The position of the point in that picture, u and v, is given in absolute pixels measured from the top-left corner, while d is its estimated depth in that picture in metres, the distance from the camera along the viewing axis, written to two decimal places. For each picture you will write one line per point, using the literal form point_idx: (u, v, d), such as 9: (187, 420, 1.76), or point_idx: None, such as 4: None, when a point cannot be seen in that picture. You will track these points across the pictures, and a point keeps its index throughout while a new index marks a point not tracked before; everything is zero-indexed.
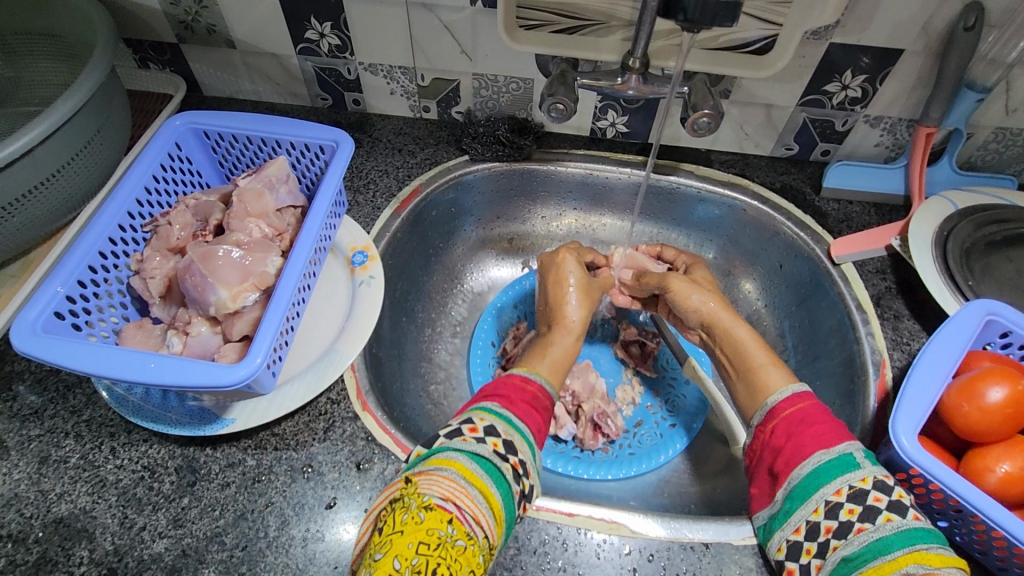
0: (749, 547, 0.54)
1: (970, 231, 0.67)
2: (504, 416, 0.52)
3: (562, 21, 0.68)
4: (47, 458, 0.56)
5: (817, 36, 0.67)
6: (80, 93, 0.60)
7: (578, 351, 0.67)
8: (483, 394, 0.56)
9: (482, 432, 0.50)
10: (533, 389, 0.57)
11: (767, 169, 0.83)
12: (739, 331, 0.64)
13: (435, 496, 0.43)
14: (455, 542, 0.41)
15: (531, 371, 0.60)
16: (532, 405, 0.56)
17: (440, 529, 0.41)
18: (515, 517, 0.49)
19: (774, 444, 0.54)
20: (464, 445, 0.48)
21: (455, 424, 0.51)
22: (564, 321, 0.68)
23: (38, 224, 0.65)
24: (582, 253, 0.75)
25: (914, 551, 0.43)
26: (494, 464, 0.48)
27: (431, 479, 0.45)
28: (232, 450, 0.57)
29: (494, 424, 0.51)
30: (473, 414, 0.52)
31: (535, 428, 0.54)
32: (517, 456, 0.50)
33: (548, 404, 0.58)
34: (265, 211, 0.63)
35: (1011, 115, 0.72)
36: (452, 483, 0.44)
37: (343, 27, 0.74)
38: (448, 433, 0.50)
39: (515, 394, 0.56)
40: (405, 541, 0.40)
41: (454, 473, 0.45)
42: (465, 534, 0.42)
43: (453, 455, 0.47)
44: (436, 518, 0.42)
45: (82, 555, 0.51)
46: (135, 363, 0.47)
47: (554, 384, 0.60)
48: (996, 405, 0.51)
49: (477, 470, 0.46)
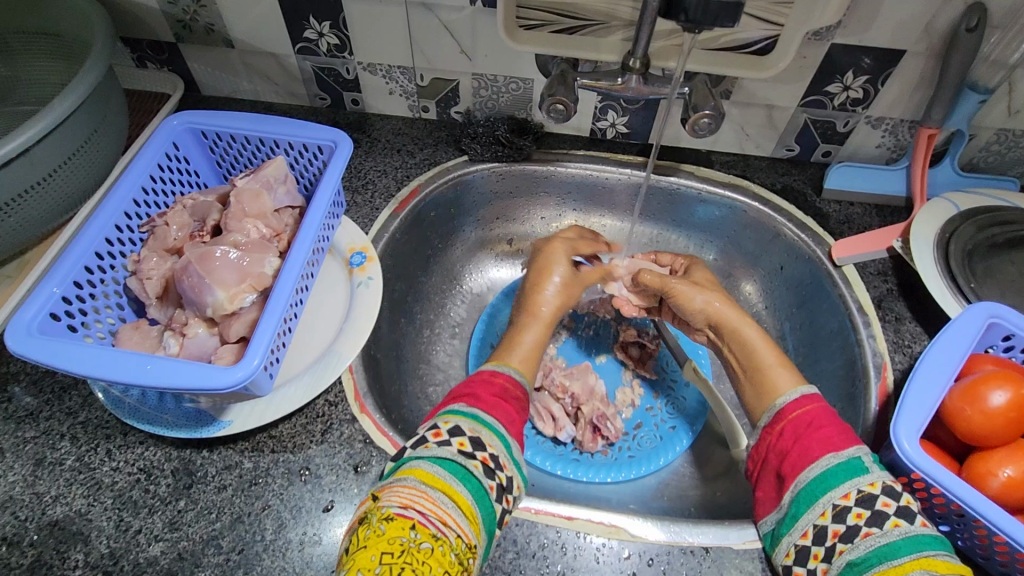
0: (750, 551, 0.54)
1: (973, 233, 0.67)
2: (470, 415, 0.52)
3: (562, 21, 0.67)
4: (43, 460, 0.56)
5: (819, 37, 0.67)
6: (77, 93, 0.60)
7: (548, 338, 0.66)
8: (452, 396, 0.56)
9: (447, 434, 0.50)
10: (500, 381, 0.57)
11: (768, 170, 0.82)
12: (748, 331, 0.63)
13: (394, 506, 0.43)
14: (420, 545, 0.41)
15: (500, 363, 0.60)
16: (501, 397, 0.55)
17: (403, 536, 0.42)
18: (495, 516, 0.48)
19: (780, 447, 0.54)
20: (426, 451, 0.48)
21: (421, 432, 0.51)
22: (536, 309, 0.67)
23: (35, 224, 0.64)
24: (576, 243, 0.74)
25: (921, 557, 0.43)
26: (458, 464, 0.47)
27: (391, 491, 0.45)
28: (229, 453, 0.57)
29: (459, 424, 0.51)
30: (439, 419, 0.52)
31: (507, 419, 0.54)
32: (487, 451, 0.50)
33: (519, 393, 0.58)
34: (264, 212, 0.62)
35: (1013, 116, 0.71)
36: (411, 490, 0.45)
37: (342, 26, 0.74)
38: (413, 443, 0.49)
39: (482, 389, 0.55)
40: (368, 553, 0.41)
41: (414, 480, 0.45)
42: (430, 536, 0.42)
43: (415, 463, 0.47)
44: (398, 527, 0.42)
45: (77, 559, 0.51)
46: (132, 364, 0.46)
47: (524, 375, 0.61)
48: (999, 408, 0.50)
49: (440, 472, 0.46)
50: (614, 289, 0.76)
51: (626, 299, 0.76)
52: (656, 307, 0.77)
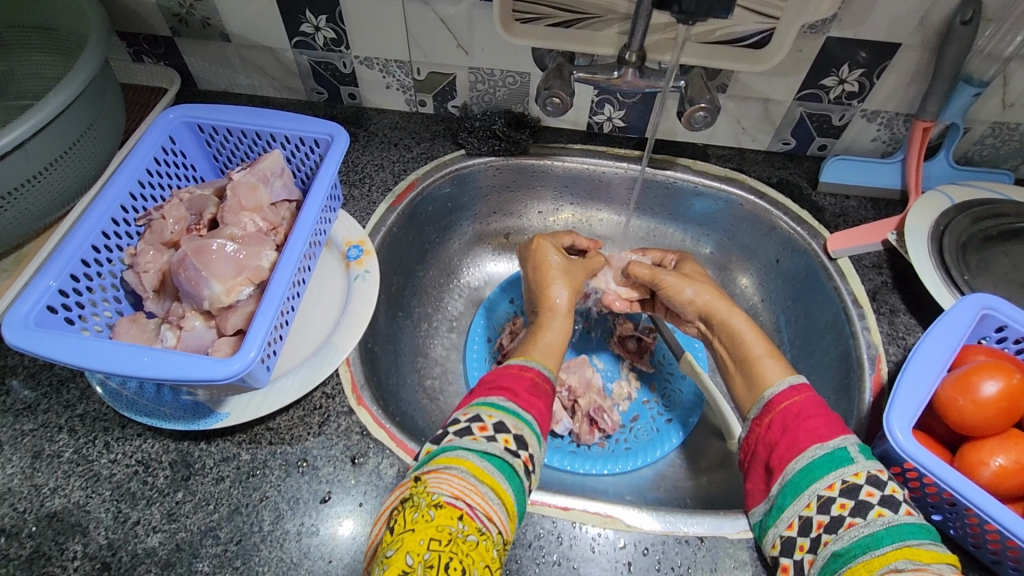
0: (743, 541, 0.54)
1: (967, 225, 0.67)
2: (512, 411, 0.52)
3: (558, 15, 0.67)
4: (40, 453, 0.56)
5: (814, 30, 0.67)
6: (74, 86, 0.60)
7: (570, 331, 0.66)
8: (485, 388, 0.55)
9: (492, 431, 0.50)
10: (531, 376, 0.56)
11: (764, 163, 0.82)
12: (736, 322, 0.63)
13: (445, 494, 0.43)
14: (467, 536, 0.41)
15: (527, 358, 0.59)
16: (534, 393, 0.55)
17: (452, 525, 0.41)
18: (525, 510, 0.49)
19: (769, 439, 0.54)
20: (476, 444, 0.48)
21: (465, 422, 0.51)
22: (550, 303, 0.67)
23: (32, 218, 0.65)
24: (557, 237, 0.75)
25: (904, 546, 0.43)
26: (506, 461, 0.48)
27: (440, 478, 0.45)
28: (226, 445, 0.57)
29: (503, 420, 0.51)
30: (481, 411, 0.52)
31: (541, 417, 0.54)
32: (527, 451, 0.50)
33: (549, 388, 0.58)
34: (260, 205, 0.62)
35: (1008, 109, 0.72)
36: (462, 481, 0.45)
37: (338, 20, 0.74)
38: (457, 431, 0.49)
39: (516, 383, 0.55)
40: (416, 537, 0.40)
41: (464, 471, 0.45)
42: (476, 529, 0.42)
43: (463, 455, 0.47)
44: (447, 515, 0.42)
45: (75, 550, 0.51)
46: (129, 357, 0.47)
47: (551, 368, 0.60)
48: (991, 398, 0.51)
49: (489, 468, 0.47)
50: (603, 283, 0.77)
51: (615, 294, 0.77)
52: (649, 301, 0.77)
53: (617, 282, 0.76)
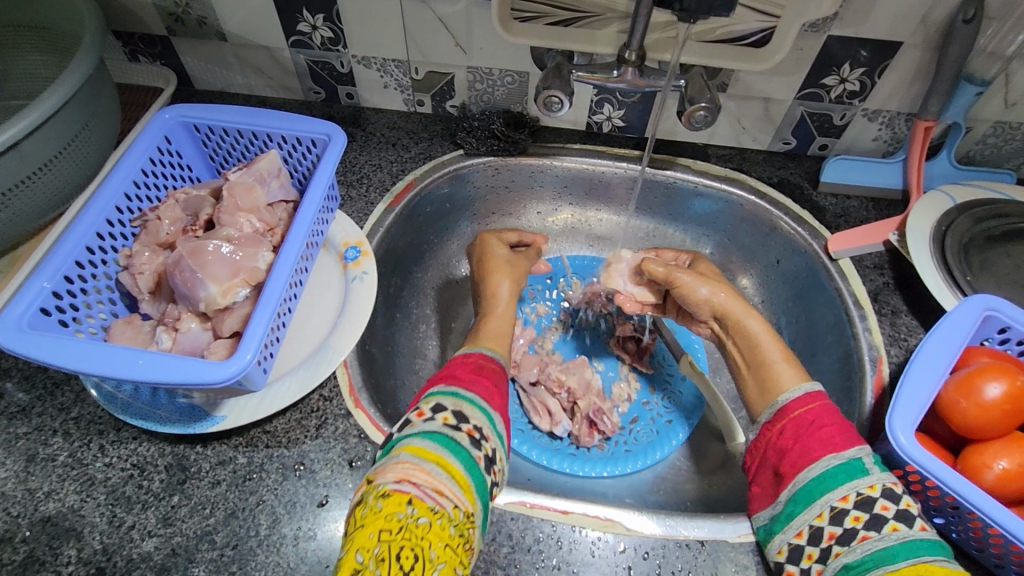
0: (745, 545, 0.54)
1: (969, 226, 0.67)
2: (451, 392, 0.52)
3: (557, 14, 0.67)
4: (35, 456, 0.55)
5: (815, 29, 0.66)
6: (68, 86, 0.59)
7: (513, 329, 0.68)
8: (433, 380, 0.55)
9: (430, 413, 0.50)
10: (474, 359, 0.57)
11: (765, 163, 0.82)
12: (752, 324, 0.63)
13: (389, 482, 0.43)
14: (417, 520, 0.41)
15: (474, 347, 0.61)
16: (476, 372, 0.55)
17: (400, 512, 0.41)
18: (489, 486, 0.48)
19: (781, 445, 0.54)
20: (415, 429, 0.48)
21: (406, 415, 0.51)
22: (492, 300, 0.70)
23: (26, 219, 0.64)
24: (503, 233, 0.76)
25: (919, 563, 0.43)
26: (447, 436, 0.47)
27: (385, 469, 0.45)
28: (223, 448, 0.56)
29: (441, 402, 0.51)
30: (421, 400, 0.52)
31: (486, 393, 0.54)
32: (471, 423, 0.50)
33: (494, 367, 0.58)
34: (256, 206, 0.62)
35: (1010, 109, 0.71)
36: (406, 465, 0.44)
37: (336, 19, 0.73)
38: (400, 424, 0.49)
39: (458, 367, 0.55)
40: (367, 532, 0.41)
41: (406, 455, 0.45)
42: (428, 510, 0.42)
43: (406, 441, 0.47)
44: (394, 503, 0.42)
45: (70, 555, 0.51)
46: (124, 360, 0.46)
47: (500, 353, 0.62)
48: (994, 401, 0.50)
49: (431, 446, 0.46)
50: (619, 285, 0.75)
51: (630, 296, 0.75)
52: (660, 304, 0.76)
53: (632, 283, 0.75)
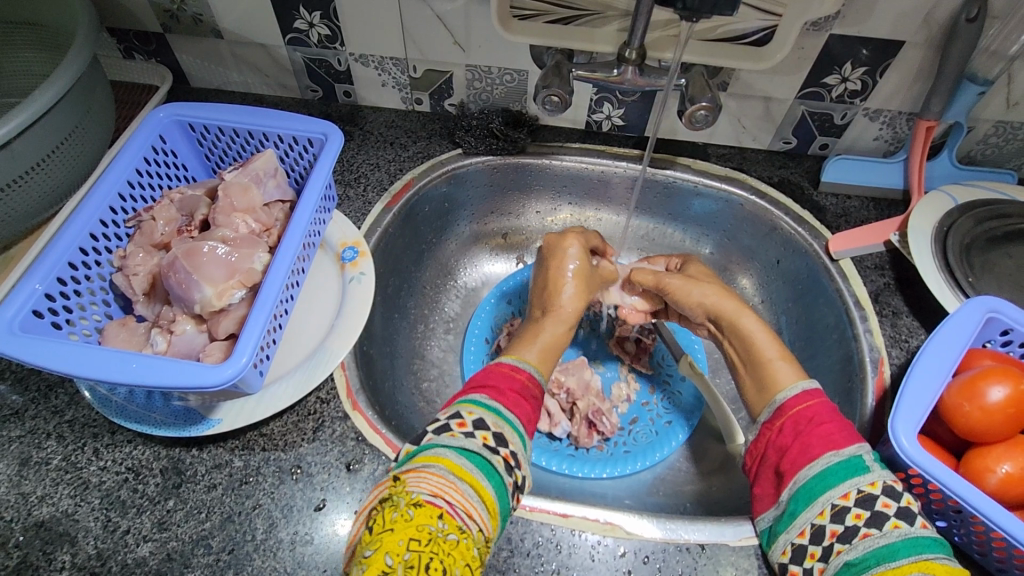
0: (746, 548, 0.53)
1: (971, 226, 0.66)
2: (493, 409, 0.51)
3: (558, 11, 0.66)
4: (28, 460, 0.55)
5: (817, 27, 0.66)
6: (60, 84, 0.58)
7: (567, 341, 0.64)
8: (472, 385, 0.54)
9: (471, 427, 0.49)
10: (521, 378, 0.55)
11: (765, 162, 0.81)
12: (746, 322, 0.62)
13: (424, 492, 0.42)
14: (447, 536, 0.40)
15: (520, 359, 0.58)
16: (521, 393, 0.54)
17: (431, 525, 0.40)
18: (509, 509, 0.48)
19: (780, 443, 0.53)
20: (453, 440, 0.47)
21: (444, 419, 0.50)
22: (557, 308, 0.64)
23: (19, 219, 0.63)
24: (587, 237, 0.71)
25: (920, 559, 0.42)
26: (484, 458, 0.47)
27: (419, 477, 0.44)
28: (218, 451, 0.56)
29: (482, 418, 0.50)
30: (461, 408, 0.51)
31: (525, 417, 0.53)
32: (508, 448, 0.49)
33: (537, 391, 0.56)
34: (252, 207, 0.61)
35: (1012, 108, 0.71)
36: (441, 479, 0.43)
37: (333, 17, 0.73)
38: (436, 429, 0.49)
39: (503, 382, 0.54)
40: (396, 537, 0.39)
41: (443, 469, 0.44)
42: (457, 528, 0.41)
43: (442, 452, 0.46)
44: (426, 514, 0.41)
45: (64, 560, 0.50)
46: (117, 363, 0.45)
47: (542, 372, 0.59)
48: (997, 405, 0.50)
49: (467, 465, 0.45)
50: (618, 298, 0.75)
51: (631, 307, 0.75)
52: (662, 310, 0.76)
53: (629, 293, 0.75)
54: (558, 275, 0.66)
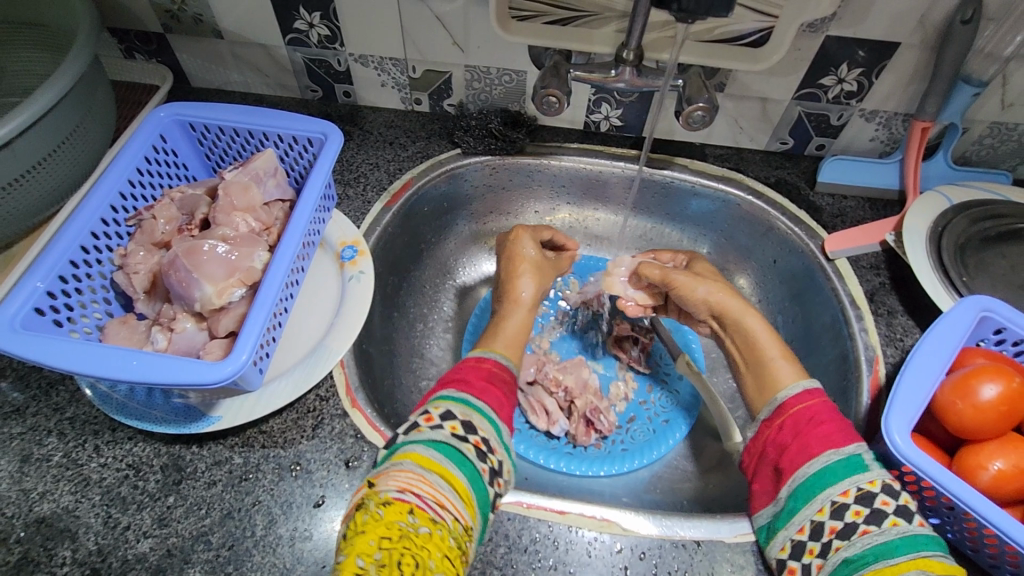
0: (742, 545, 0.54)
1: (965, 226, 0.67)
2: (461, 399, 0.52)
3: (558, 12, 0.67)
4: (29, 457, 0.55)
5: (813, 29, 0.66)
6: (62, 83, 0.59)
7: (532, 323, 0.68)
8: (442, 382, 0.55)
9: (438, 419, 0.49)
10: (487, 366, 0.57)
11: (762, 163, 0.82)
12: (751, 321, 0.63)
13: (392, 490, 0.43)
14: (418, 529, 0.41)
15: (487, 351, 0.60)
16: (489, 380, 0.55)
17: (401, 521, 0.41)
18: (490, 497, 0.48)
19: (780, 442, 0.54)
20: (421, 436, 0.48)
21: (413, 418, 0.51)
22: (515, 295, 0.69)
23: (20, 217, 0.64)
24: (538, 231, 0.76)
25: (919, 557, 0.43)
26: (452, 446, 0.47)
27: (388, 476, 0.44)
28: (219, 448, 0.56)
29: (450, 409, 0.51)
30: (430, 405, 0.52)
31: (497, 404, 0.54)
32: (478, 435, 0.50)
33: (507, 376, 0.58)
34: (253, 206, 0.61)
35: (1007, 109, 0.71)
36: (409, 474, 0.44)
37: (333, 17, 0.73)
38: (405, 428, 0.49)
39: (471, 374, 0.55)
40: (367, 538, 0.40)
41: (411, 465, 0.45)
42: (429, 520, 0.42)
43: (410, 448, 0.47)
44: (395, 511, 0.41)
45: (65, 556, 0.50)
46: (118, 360, 0.46)
47: (511, 360, 0.61)
48: (989, 402, 0.50)
49: (436, 456, 0.46)
50: (619, 289, 0.76)
51: (631, 299, 0.76)
52: (662, 305, 0.77)
53: (633, 287, 0.76)
54: (513, 260, 0.72)
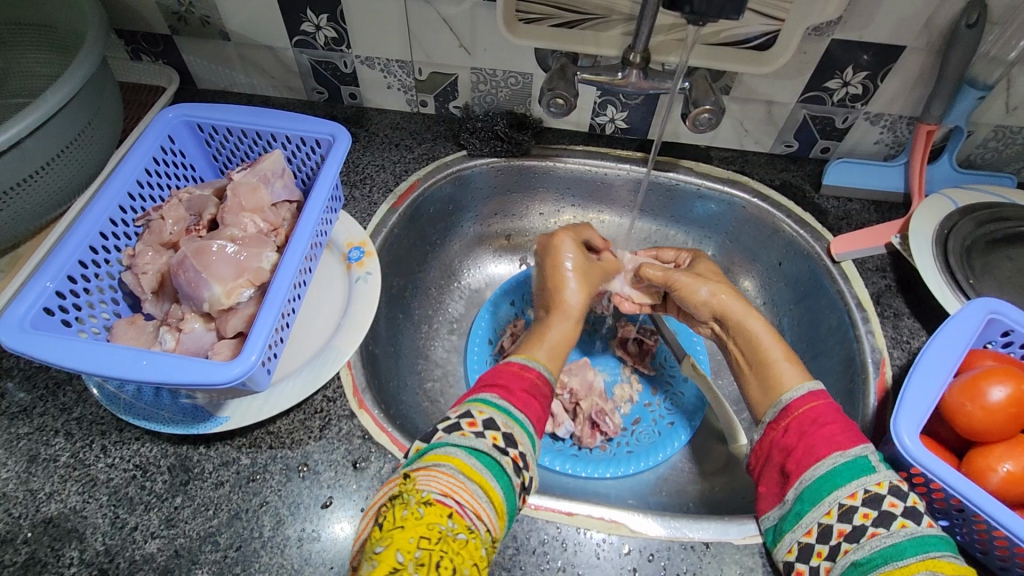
0: (750, 546, 0.54)
1: (971, 229, 0.67)
2: (503, 408, 0.51)
3: (562, 15, 0.67)
4: (36, 457, 0.55)
5: (818, 32, 0.67)
6: (71, 84, 0.59)
7: (577, 336, 0.65)
8: (482, 384, 0.55)
9: (481, 426, 0.49)
10: (531, 377, 0.56)
11: (766, 165, 0.82)
12: (752, 324, 0.62)
13: (434, 491, 0.42)
14: (456, 535, 0.40)
15: (529, 358, 0.59)
16: (531, 393, 0.54)
17: (441, 523, 0.41)
18: (516, 510, 0.48)
19: (785, 443, 0.54)
20: (464, 440, 0.47)
21: (454, 417, 0.50)
22: (562, 305, 0.66)
23: (28, 218, 0.64)
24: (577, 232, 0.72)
25: (927, 558, 0.43)
26: (493, 458, 0.47)
27: (429, 475, 0.44)
28: (226, 449, 0.56)
29: (493, 417, 0.50)
30: (472, 407, 0.51)
31: (536, 417, 0.53)
32: (517, 449, 0.49)
33: (547, 391, 0.57)
34: (261, 206, 0.61)
35: (1010, 113, 0.72)
36: (450, 479, 0.44)
37: (340, 19, 0.73)
38: (446, 428, 0.49)
39: (513, 382, 0.55)
40: (406, 535, 0.39)
41: (452, 469, 0.45)
42: (466, 527, 0.41)
43: (452, 452, 0.46)
44: (436, 513, 0.41)
45: (72, 556, 0.50)
46: (127, 360, 0.46)
47: (552, 371, 0.60)
48: (999, 404, 0.50)
49: (477, 465, 0.46)
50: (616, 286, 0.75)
51: (626, 296, 0.76)
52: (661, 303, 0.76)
53: (630, 285, 0.75)
54: (556, 274, 0.67)
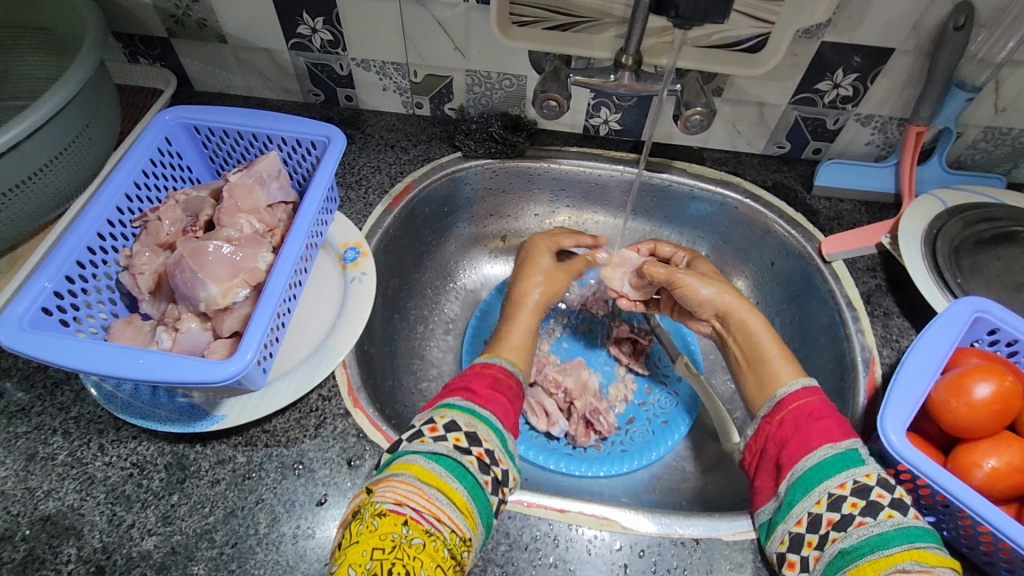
0: (741, 542, 0.54)
1: (959, 229, 0.68)
2: (466, 409, 0.52)
3: (557, 18, 0.68)
4: (34, 455, 0.56)
5: (809, 35, 0.67)
6: (69, 87, 0.59)
7: (537, 325, 0.67)
8: (447, 389, 0.55)
9: (443, 430, 0.49)
10: (493, 372, 0.57)
11: (759, 166, 0.83)
12: (753, 322, 0.63)
13: (388, 501, 0.44)
14: (411, 541, 0.42)
15: (492, 356, 0.60)
16: (494, 388, 0.55)
17: (395, 532, 0.42)
18: (493, 507, 0.48)
19: (780, 436, 0.54)
20: (424, 446, 0.48)
21: (418, 425, 0.51)
22: (522, 297, 0.68)
23: (26, 219, 0.64)
24: (558, 237, 0.75)
25: (912, 548, 0.43)
26: (455, 460, 0.47)
27: (386, 485, 0.45)
28: (222, 447, 0.57)
29: (455, 419, 0.51)
30: (435, 413, 0.52)
31: (502, 413, 0.54)
32: (482, 446, 0.49)
33: (513, 382, 0.58)
34: (257, 207, 0.62)
35: (999, 114, 0.72)
36: (407, 486, 0.45)
37: (336, 22, 0.74)
38: (410, 436, 0.49)
39: (476, 381, 0.55)
40: (360, 548, 0.42)
41: (410, 476, 0.45)
42: (423, 532, 0.43)
43: (411, 458, 0.47)
44: (390, 523, 0.43)
45: (70, 553, 0.51)
46: (125, 358, 0.46)
47: (520, 367, 0.61)
48: (983, 401, 0.51)
49: (436, 469, 0.46)
50: (617, 285, 0.76)
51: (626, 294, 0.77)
52: (654, 301, 0.79)
53: (630, 283, 0.76)
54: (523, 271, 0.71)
